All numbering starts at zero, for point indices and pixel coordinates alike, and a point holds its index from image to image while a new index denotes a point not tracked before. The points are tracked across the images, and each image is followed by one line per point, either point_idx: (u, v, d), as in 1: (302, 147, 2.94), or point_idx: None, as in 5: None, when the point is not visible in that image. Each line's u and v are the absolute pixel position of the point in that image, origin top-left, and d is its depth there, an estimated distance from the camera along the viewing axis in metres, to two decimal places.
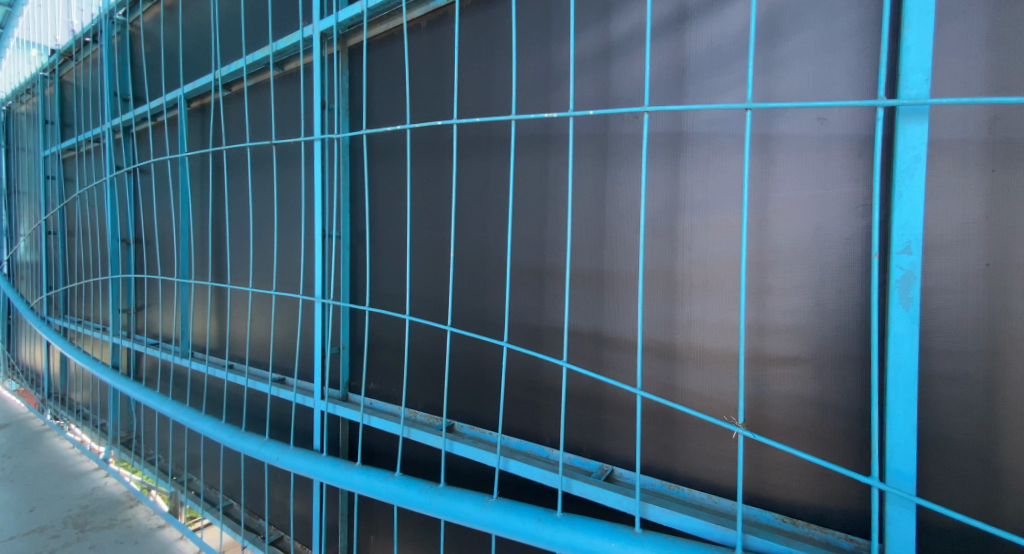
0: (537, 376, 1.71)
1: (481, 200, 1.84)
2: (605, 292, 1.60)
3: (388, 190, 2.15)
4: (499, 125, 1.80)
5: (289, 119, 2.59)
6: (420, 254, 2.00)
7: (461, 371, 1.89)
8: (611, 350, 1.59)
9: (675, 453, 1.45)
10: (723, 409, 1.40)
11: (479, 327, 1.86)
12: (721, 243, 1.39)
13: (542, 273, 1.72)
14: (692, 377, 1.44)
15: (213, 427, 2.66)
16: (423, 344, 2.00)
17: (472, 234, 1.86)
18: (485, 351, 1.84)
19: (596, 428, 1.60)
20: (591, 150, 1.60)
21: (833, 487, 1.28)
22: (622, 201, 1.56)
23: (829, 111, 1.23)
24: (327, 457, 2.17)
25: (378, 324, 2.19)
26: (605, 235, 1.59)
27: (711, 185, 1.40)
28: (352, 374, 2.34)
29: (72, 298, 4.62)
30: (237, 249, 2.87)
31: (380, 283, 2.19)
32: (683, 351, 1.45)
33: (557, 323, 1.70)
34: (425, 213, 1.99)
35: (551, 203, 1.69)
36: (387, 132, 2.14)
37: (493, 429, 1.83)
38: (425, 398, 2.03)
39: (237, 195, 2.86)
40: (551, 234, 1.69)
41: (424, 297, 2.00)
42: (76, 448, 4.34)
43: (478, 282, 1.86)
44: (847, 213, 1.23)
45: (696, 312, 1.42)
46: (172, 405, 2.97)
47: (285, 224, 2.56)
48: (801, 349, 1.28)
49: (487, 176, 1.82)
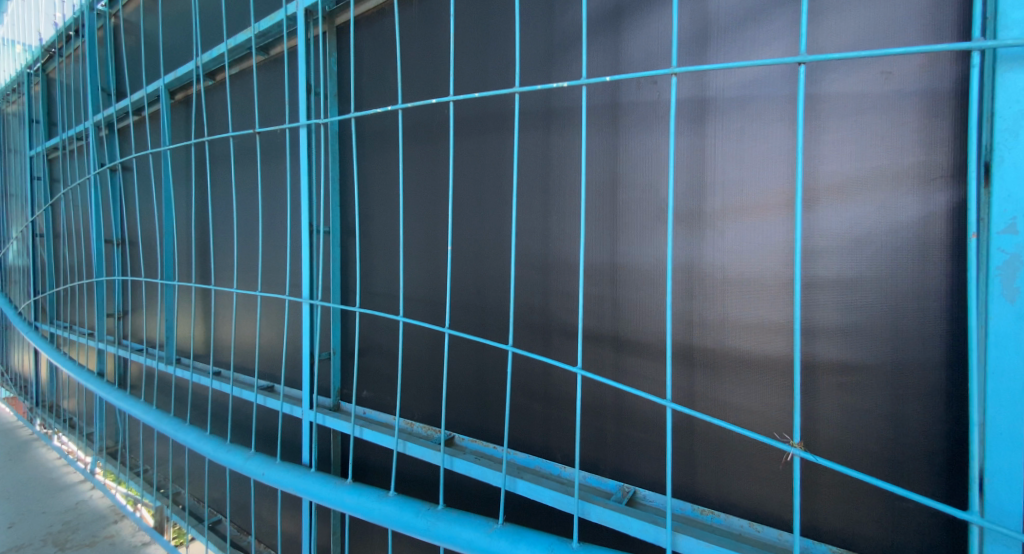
0: (546, 383, 1.52)
1: (482, 187, 1.65)
2: (620, 288, 1.40)
3: (379, 179, 1.96)
4: (500, 103, 1.60)
5: (273, 107, 2.40)
6: (414, 249, 1.81)
7: (460, 378, 1.70)
8: (630, 354, 1.40)
9: (708, 473, 1.26)
10: (765, 424, 1.21)
11: (480, 329, 1.67)
12: (761, 229, 1.19)
13: (549, 268, 1.52)
14: (727, 386, 1.24)
15: (196, 439, 2.47)
16: (418, 349, 1.81)
17: (472, 226, 1.67)
18: (486, 356, 1.65)
19: (615, 443, 1.40)
20: (604, 126, 1.40)
21: (901, 514, 1.09)
22: (642, 183, 1.36)
23: (895, 62, 1.04)
24: (316, 473, 1.98)
25: (370, 326, 2.00)
26: (622, 223, 1.39)
27: (747, 162, 1.20)
28: (343, 382, 2.15)
29: (60, 303, 4.45)
30: (221, 248, 2.68)
31: (372, 281, 2.00)
32: (716, 354, 1.25)
33: (568, 324, 1.50)
34: (419, 203, 1.80)
35: (560, 187, 1.50)
36: (376, 116, 1.95)
37: (497, 442, 1.64)
38: (422, 407, 1.84)
39: (220, 191, 2.67)
40: (560, 223, 1.50)
41: (419, 297, 1.81)
42: (64, 459, 4.17)
43: (478, 279, 1.66)
44: (921, 186, 1.04)
45: (731, 309, 1.23)
46: (155, 414, 2.79)
47: (270, 220, 2.37)
48: (861, 354, 1.09)
49: (488, 161, 1.63)
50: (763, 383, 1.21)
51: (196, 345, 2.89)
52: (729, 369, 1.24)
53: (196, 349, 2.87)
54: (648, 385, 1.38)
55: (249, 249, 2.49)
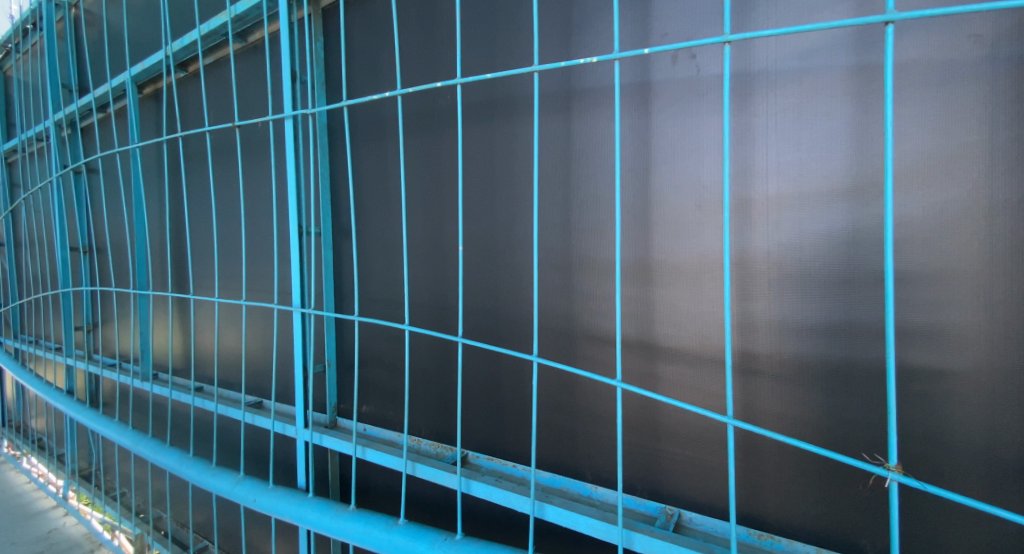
0: (571, 395, 1.39)
1: (492, 180, 1.50)
2: (653, 290, 1.25)
3: (375, 175, 1.79)
4: (511, 86, 1.45)
5: (253, 99, 2.21)
6: (417, 250, 1.65)
7: (475, 390, 1.55)
8: (665, 362, 1.25)
9: (765, 494, 1.13)
10: (827, 439, 1.07)
11: (494, 337, 1.52)
12: (821, 219, 1.05)
13: (572, 268, 1.38)
14: (782, 398, 1.11)
15: (178, 462, 2.27)
16: (425, 359, 1.66)
17: (482, 223, 1.51)
18: (503, 366, 1.50)
19: (654, 461, 1.27)
20: (631, 108, 1.26)
21: (981, 525, 1.00)
22: (678, 171, 1.21)
23: (985, 23, 0.93)
24: (314, 499, 1.81)
25: (368, 336, 1.84)
26: (652, 217, 1.24)
27: (805, 143, 1.06)
28: (339, 396, 1.98)
29: (26, 316, 4.17)
30: (199, 254, 2.47)
31: (369, 286, 1.83)
32: (771, 361, 1.11)
33: (595, 329, 1.36)
34: (422, 200, 1.64)
35: (583, 179, 1.35)
36: (370, 107, 1.79)
37: (516, 461, 1.51)
38: (431, 424, 1.68)
39: (196, 192, 2.46)
40: (584, 218, 1.35)
41: (424, 302, 1.65)
42: (34, 483, 3.90)
43: (490, 281, 1.51)
44: (1018, 165, 0.93)
45: (788, 308, 1.09)
46: (132, 435, 2.57)
47: (254, 222, 2.18)
48: (940, 355, 0.99)
49: (498, 150, 1.48)
50: (823, 396, 1.08)
51: (176, 359, 2.68)
52: (784, 378, 1.10)
53: (175, 363, 2.66)
54: (685, 397, 1.23)
55: (230, 254, 2.29)
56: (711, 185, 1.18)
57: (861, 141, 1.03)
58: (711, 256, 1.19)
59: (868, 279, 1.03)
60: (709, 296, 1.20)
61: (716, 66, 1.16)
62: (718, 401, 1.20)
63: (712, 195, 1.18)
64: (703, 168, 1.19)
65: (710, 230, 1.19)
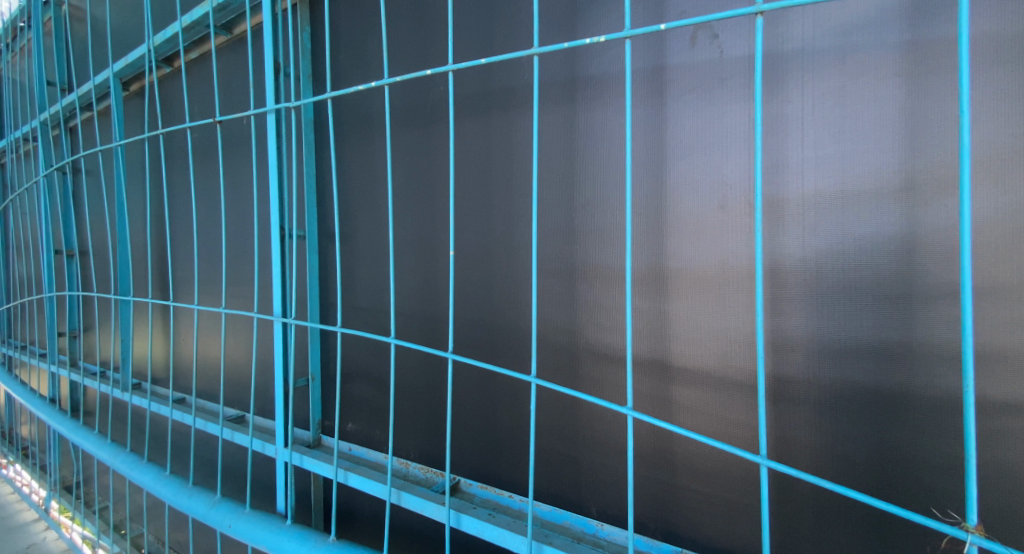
0: (574, 419, 1.24)
1: (488, 179, 1.35)
2: (666, 303, 1.10)
3: (363, 174, 1.66)
4: (509, 75, 1.31)
5: (235, 94, 2.07)
6: (405, 256, 1.51)
7: (468, 411, 1.41)
8: (681, 385, 1.10)
9: (801, 541, 0.97)
10: (872, 479, 0.92)
11: (488, 352, 1.37)
12: (869, 222, 0.90)
13: (576, 276, 1.23)
14: (820, 431, 0.95)
15: (155, 481, 2.14)
16: (413, 375, 1.52)
17: (475, 226, 1.37)
18: (498, 385, 1.36)
19: (665, 498, 1.12)
20: (643, 96, 1.11)
21: None
22: (697, 168, 1.06)
23: None
24: (293, 527, 1.66)
25: (355, 348, 1.69)
26: (667, 219, 1.09)
27: (848, 132, 0.91)
28: (324, 412, 1.84)
29: (12, 321, 4.05)
30: (179, 258, 2.33)
31: (355, 294, 1.69)
32: (808, 388, 0.96)
33: (599, 346, 1.21)
34: (411, 202, 1.49)
35: (587, 177, 1.20)
36: (358, 101, 1.65)
37: (512, 491, 1.36)
38: (420, 446, 1.54)
39: (179, 192, 2.33)
40: (587, 222, 1.21)
41: (412, 312, 1.51)
42: (17, 494, 3.76)
43: (484, 291, 1.37)
44: None
45: (830, 325, 0.93)
46: (110, 449, 2.44)
47: (235, 224, 2.04)
48: (992, 380, 0.88)
49: (495, 146, 1.34)
50: (868, 428, 0.92)
51: (156, 368, 2.54)
52: (823, 408, 0.95)
53: (156, 373, 2.52)
54: (704, 425, 1.08)
55: (211, 259, 2.15)
56: (736, 183, 1.03)
57: (916, 130, 0.87)
58: (735, 265, 1.04)
59: (925, 292, 0.87)
60: (733, 311, 1.05)
61: (742, 47, 1.02)
62: (743, 432, 1.05)
63: (737, 194, 1.03)
64: (727, 165, 1.04)
65: (734, 234, 1.04)
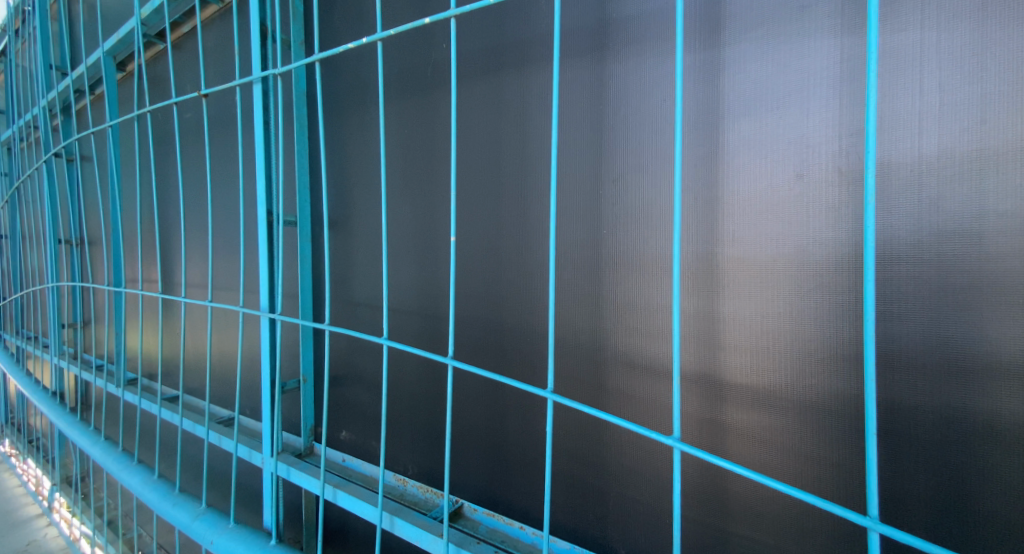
0: (598, 440, 1.01)
1: (496, 152, 1.13)
2: (722, 303, 0.86)
3: (355, 150, 1.44)
4: (524, 25, 1.08)
5: (222, 67, 1.87)
6: (401, 243, 1.29)
7: (473, 425, 1.19)
8: (738, 408, 0.86)
9: None
10: (1004, 532, 0.72)
11: (496, 358, 1.15)
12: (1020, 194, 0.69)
13: (602, 268, 1.00)
14: (932, 468, 0.76)
15: (141, 484, 1.98)
16: (412, 381, 1.31)
17: (481, 207, 1.15)
18: (507, 396, 1.14)
19: (711, 547, 0.89)
20: (694, 38, 0.86)
21: None
22: (766, 127, 0.82)
23: None
24: (277, 548, 1.48)
25: (349, 349, 1.49)
26: (724, 196, 0.85)
27: (991, 69, 0.70)
28: (316, 417, 1.64)
29: (21, 312, 3.95)
30: (170, 247, 2.16)
31: (348, 287, 1.48)
32: (921, 415, 0.76)
33: (631, 353, 0.98)
34: (410, 181, 1.28)
35: (617, 144, 0.97)
36: (351, 68, 1.43)
37: (523, 521, 1.15)
38: (420, 462, 1.33)
39: (167, 177, 2.15)
40: (616, 199, 0.97)
41: (409, 308, 1.29)
42: (23, 487, 3.69)
43: (493, 285, 1.14)
44: None
45: (959, 329, 0.73)
46: (103, 447, 2.31)
47: (222, 209, 1.84)
48: None
49: (505, 111, 1.11)
50: (1005, 462, 0.72)
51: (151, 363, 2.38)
52: (942, 444, 0.75)
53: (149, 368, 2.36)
54: (766, 460, 0.85)
55: (198, 248, 1.97)
56: (820, 147, 0.78)
57: None
58: (817, 255, 0.79)
59: None
60: (814, 316, 0.80)
61: None
62: (822, 472, 0.81)
63: (822, 161, 0.78)
64: (810, 121, 0.79)
65: (817, 214, 0.79)
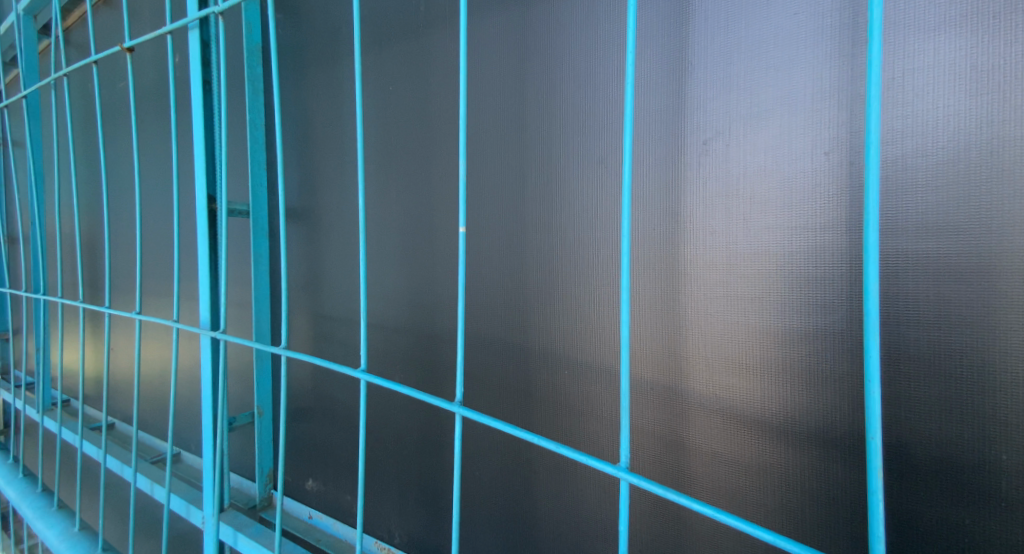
0: (678, 525, 0.69)
1: (522, 107, 0.79)
2: (904, 326, 0.54)
3: (322, 116, 1.09)
4: None
5: (156, 23, 1.49)
6: (387, 235, 0.96)
7: (486, 486, 0.86)
8: (926, 495, 0.54)
9: None
10: None
11: (521, 396, 0.82)
12: None
13: (688, 272, 0.67)
14: None
15: (56, 539, 1.59)
16: (402, 422, 0.98)
17: (500, 186, 0.82)
18: (536, 450, 0.81)
19: None
20: None
21: None
22: (990, 42, 0.50)
23: None
24: None
25: (317, 376, 1.15)
26: (907, 157, 0.54)
27: None
28: (274, 460, 1.28)
29: None
30: (95, 246, 1.77)
31: (315, 296, 1.14)
32: None
33: (734, 400, 0.65)
34: (396, 154, 0.94)
35: (714, 86, 0.65)
36: (316, 9, 1.08)
37: None
38: (410, 529, 0.99)
39: (92, 161, 1.76)
40: (713, 170, 0.65)
41: (397, 325, 0.96)
42: None
43: (515, 296, 0.81)
44: None
45: None
46: (20, 486, 1.91)
47: (155, 197, 1.46)
48: None
49: (534, 48, 0.78)
50: None
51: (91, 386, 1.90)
52: None
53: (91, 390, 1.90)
54: None
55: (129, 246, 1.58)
56: None
57: None
58: None
59: None
60: None
61: None
62: None
63: None
64: None
65: None
